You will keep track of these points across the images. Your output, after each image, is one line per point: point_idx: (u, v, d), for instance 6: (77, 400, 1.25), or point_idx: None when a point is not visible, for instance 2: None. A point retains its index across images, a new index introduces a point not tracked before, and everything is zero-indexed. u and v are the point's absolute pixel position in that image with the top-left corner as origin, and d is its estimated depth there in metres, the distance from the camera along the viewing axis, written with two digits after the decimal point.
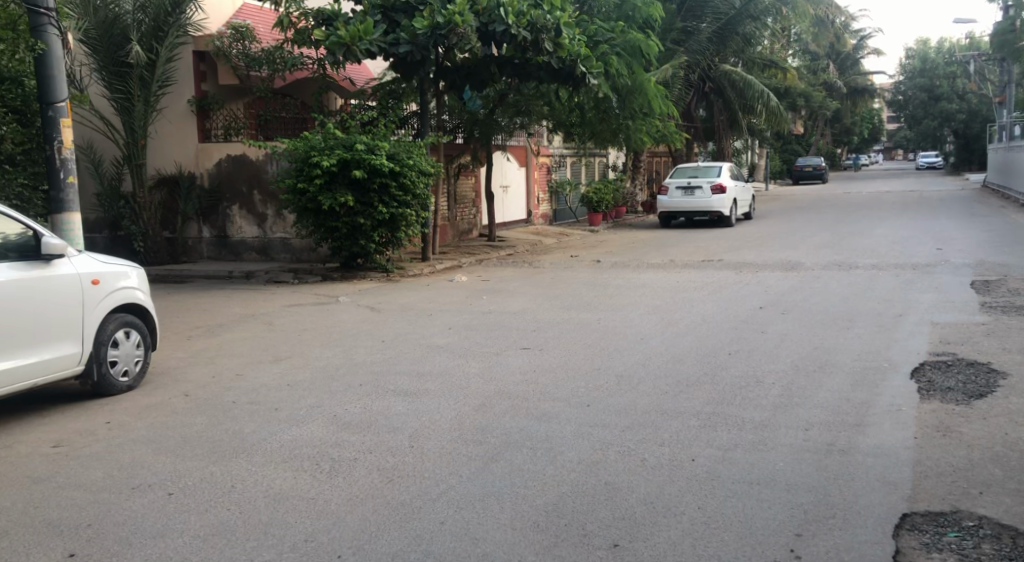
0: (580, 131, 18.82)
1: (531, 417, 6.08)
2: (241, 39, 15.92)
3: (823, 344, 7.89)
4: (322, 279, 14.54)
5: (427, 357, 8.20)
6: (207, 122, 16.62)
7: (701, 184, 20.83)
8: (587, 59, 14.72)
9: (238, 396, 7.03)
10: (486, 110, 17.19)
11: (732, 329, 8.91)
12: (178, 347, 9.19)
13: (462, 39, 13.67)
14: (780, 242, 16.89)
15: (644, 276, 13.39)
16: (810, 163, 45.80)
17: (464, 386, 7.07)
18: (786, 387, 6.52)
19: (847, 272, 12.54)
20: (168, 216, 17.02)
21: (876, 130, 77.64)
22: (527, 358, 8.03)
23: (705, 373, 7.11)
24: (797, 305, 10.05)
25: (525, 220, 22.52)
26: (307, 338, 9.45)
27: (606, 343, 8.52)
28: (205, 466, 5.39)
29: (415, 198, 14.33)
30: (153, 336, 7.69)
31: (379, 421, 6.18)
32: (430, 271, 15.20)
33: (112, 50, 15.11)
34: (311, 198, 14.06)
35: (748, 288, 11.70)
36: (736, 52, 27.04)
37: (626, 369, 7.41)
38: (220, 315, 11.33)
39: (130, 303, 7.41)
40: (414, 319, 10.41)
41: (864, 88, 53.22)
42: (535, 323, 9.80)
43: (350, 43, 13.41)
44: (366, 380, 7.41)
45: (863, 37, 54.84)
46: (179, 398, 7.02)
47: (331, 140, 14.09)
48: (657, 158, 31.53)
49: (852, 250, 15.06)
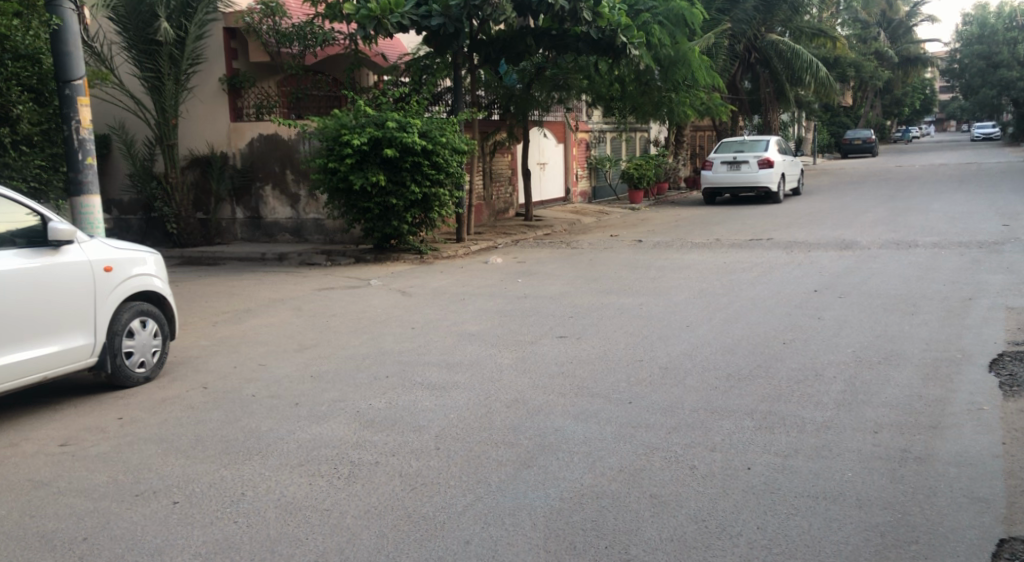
0: (621, 105, 18.14)
1: (569, 417, 5.59)
2: (271, 14, 15.53)
3: (888, 332, 7.29)
4: (355, 262, 14.16)
5: (459, 346, 7.75)
6: (239, 100, 16.27)
7: (747, 158, 20.04)
8: (628, 29, 14.09)
9: (258, 388, 6.64)
10: (522, 86, 16.63)
11: (785, 314, 8.33)
12: (202, 335, 8.84)
13: (497, 10, 13.24)
14: (831, 220, 16.13)
15: (689, 256, 12.78)
16: (860, 136, 44.42)
17: (496, 380, 6.62)
18: (848, 382, 5.96)
19: (907, 251, 11.83)
20: (201, 197, 16.77)
21: (929, 101, 75.32)
22: (565, 348, 7.53)
23: (758, 364, 6.59)
24: (855, 288, 9.40)
25: (563, 198, 21.95)
26: (335, 324, 9.06)
27: (650, 332, 7.99)
28: (215, 470, 4.97)
29: (449, 177, 13.88)
30: (171, 324, 7.32)
31: (404, 419, 5.75)
32: (465, 253, 14.74)
33: (142, 27, 14.78)
34: (342, 177, 13.63)
35: (800, 269, 11.05)
36: (783, 21, 26.05)
37: (671, 361, 6.86)
38: (248, 299, 10.98)
39: (146, 290, 7.03)
40: (447, 304, 9.96)
41: (917, 57, 51.44)
42: (574, 309, 9.29)
43: (381, 16, 12.92)
44: (394, 371, 6.98)
45: (916, 4, 52.98)
46: (196, 391, 6.64)
47: (362, 118, 13.67)
48: (700, 132, 30.64)
49: (909, 227, 14.28)
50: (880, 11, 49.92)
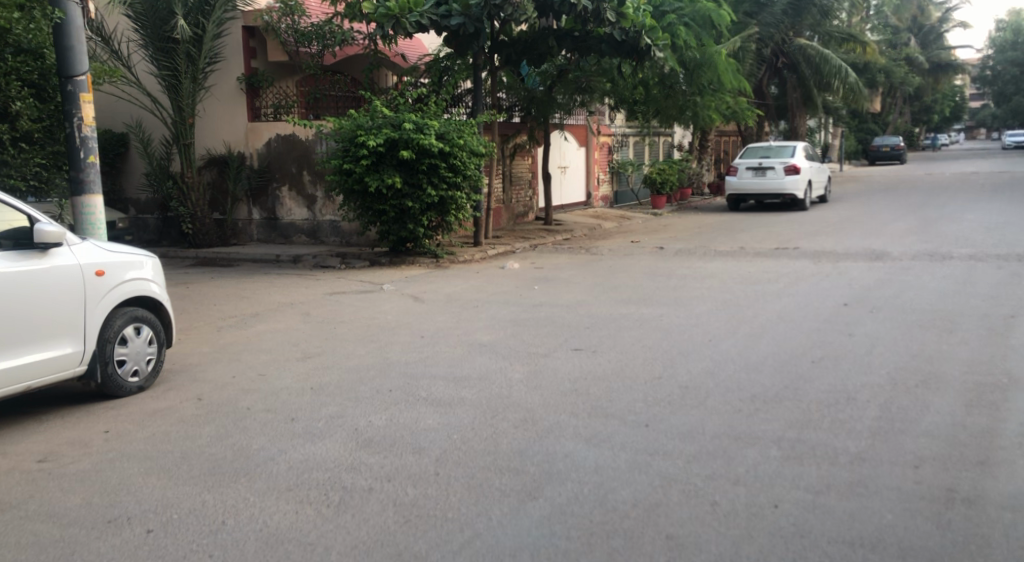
0: (645, 108, 17.69)
1: (581, 442, 5.22)
2: (289, 12, 15.24)
3: (922, 354, 6.89)
4: (369, 265, 13.86)
5: (469, 358, 7.39)
6: (256, 100, 16.02)
7: (774, 164, 19.53)
8: (653, 30, 13.62)
9: (255, 401, 6.30)
10: (544, 88, 16.27)
11: (815, 330, 7.94)
12: (204, 340, 8.52)
13: (518, 10, 13.06)
14: (861, 228, 15.65)
15: (712, 265, 12.37)
16: (889, 143, 43.64)
17: (505, 396, 6.26)
18: (884, 408, 5.59)
19: (941, 263, 11.36)
20: (217, 198, 16.54)
21: (960, 108, 74.13)
22: (579, 362, 7.16)
23: (785, 386, 6.21)
24: (888, 303, 8.98)
25: (584, 203, 21.55)
26: (342, 331, 8.73)
27: (670, 346, 7.58)
28: (197, 494, 4.62)
29: (466, 180, 13.57)
30: (168, 331, 6.96)
31: (405, 438, 5.41)
32: (482, 257, 14.39)
33: (157, 24, 14.56)
34: (357, 179, 13.32)
35: (829, 280, 10.62)
36: (813, 24, 25.54)
37: (692, 380, 6.46)
38: (256, 303, 10.68)
39: (142, 296, 6.66)
40: (459, 311, 9.61)
41: (948, 64, 50.58)
42: (590, 319, 8.90)
43: (399, 15, 12.62)
44: (398, 384, 6.63)
45: (949, 8, 52.25)
46: (190, 403, 6.29)
47: (379, 119, 13.34)
48: (726, 136, 30.14)
49: (943, 237, 13.78)
50: (911, 15, 49.12)
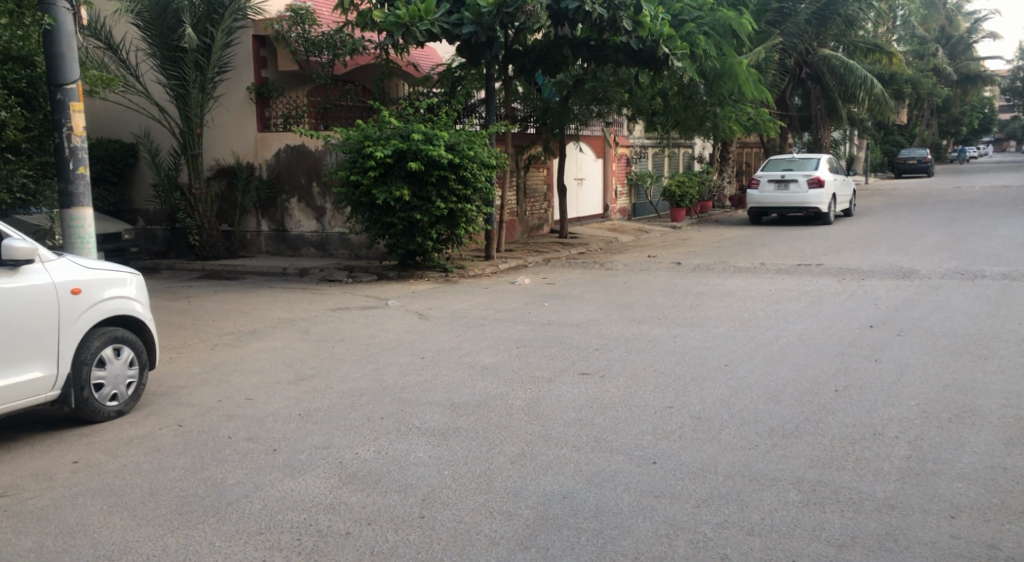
0: (663, 119, 17.26)
1: (582, 482, 4.77)
2: (300, 21, 14.95)
3: (955, 385, 6.43)
4: (377, 279, 13.51)
5: (469, 382, 6.98)
6: (266, 110, 15.72)
7: (797, 177, 19.01)
8: (671, 39, 13.18)
9: (237, 428, 5.89)
10: (560, 98, 15.88)
11: (838, 355, 7.48)
12: (194, 359, 8.15)
13: (531, 17, 12.48)
14: (886, 244, 15.13)
15: (730, 282, 11.90)
16: (915, 155, 42.93)
17: (505, 426, 5.84)
18: (914, 445, 5.16)
19: (971, 283, 10.85)
20: (226, 209, 16.28)
21: (987, 120, 73.08)
22: (587, 388, 6.72)
23: (807, 419, 5.76)
24: (916, 326, 8.51)
25: (601, 215, 21.11)
26: (340, 351, 8.35)
27: (684, 371, 7.14)
28: (160, 537, 4.23)
29: (477, 192, 13.20)
30: (151, 352, 6.55)
31: (393, 473, 5.01)
32: (493, 272, 14.00)
33: (165, 33, 14.36)
34: (365, 191, 12.97)
35: (854, 299, 10.14)
36: (837, 35, 25.04)
37: (705, 411, 6.00)
38: (256, 319, 10.33)
39: (124, 315, 6.26)
40: (464, 330, 9.21)
41: (976, 75, 49.75)
42: (601, 339, 8.46)
43: (409, 24, 12.27)
44: (391, 411, 6.21)
45: (978, 20, 51.63)
46: (169, 429, 5.89)
47: (388, 129, 13.01)
48: (747, 148, 29.61)
49: (973, 254, 13.25)
50: (938, 26, 48.40)
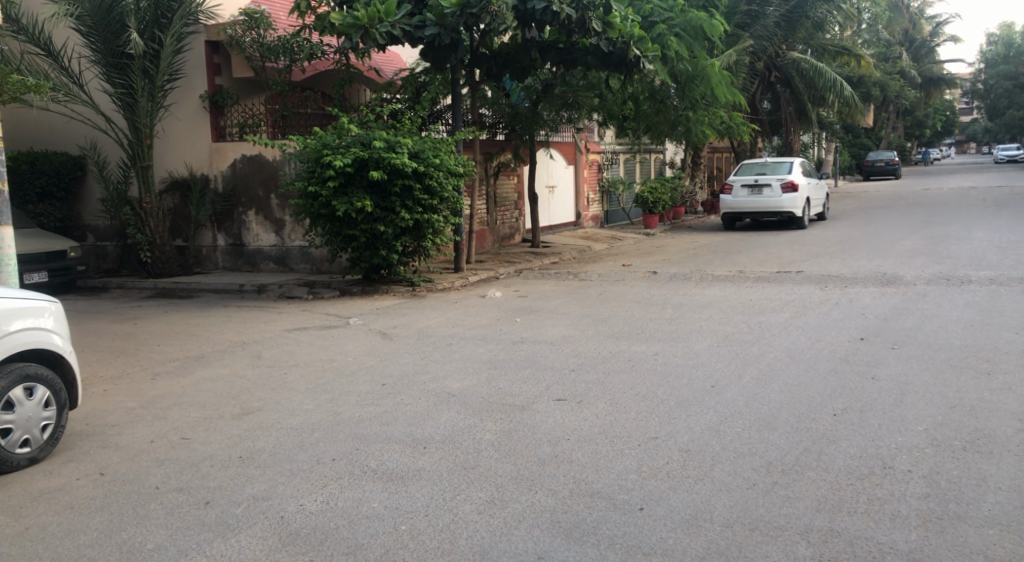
0: (634, 125, 16.74)
1: (560, 537, 4.17)
2: (254, 26, 14.22)
3: (963, 406, 5.88)
4: (339, 295, 12.80)
5: (433, 413, 6.32)
6: (221, 119, 14.95)
7: (770, 182, 18.55)
8: (642, 40, 12.62)
9: (167, 476, 5.18)
10: (529, 103, 15.28)
11: (832, 373, 6.92)
12: (131, 392, 7.40)
13: (497, 18, 11.81)
14: (865, 249, 14.70)
15: (710, 292, 11.36)
16: (884, 158, 42.86)
17: (473, 464, 5.20)
18: (931, 481, 4.59)
19: (957, 289, 10.38)
20: (180, 223, 15.46)
21: (951, 123, 73.81)
22: (563, 416, 6.10)
23: (809, 451, 5.16)
24: (910, 338, 8.00)
25: (573, 223, 20.57)
26: (294, 378, 7.65)
27: (667, 394, 6.54)
28: None
29: (443, 202, 12.56)
30: (71, 390, 5.84)
31: (341, 530, 4.35)
32: (462, 284, 13.34)
33: (110, 38, 13.51)
34: (324, 203, 12.27)
35: (840, 309, 9.63)
36: (806, 38, 24.69)
37: (695, 442, 5.40)
38: (205, 342, 9.60)
39: (35, 349, 5.55)
40: (430, 351, 8.56)
41: (940, 78, 49.87)
42: (577, 359, 7.84)
43: (368, 26, 11.60)
44: (346, 450, 5.54)
45: (940, 23, 51.94)
46: (88, 479, 5.16)
47: (347, 137, 12.32)
48: (718, 153, 29.30)
49: (955, 258, 12.83)
50: (902, 29, 48.51)
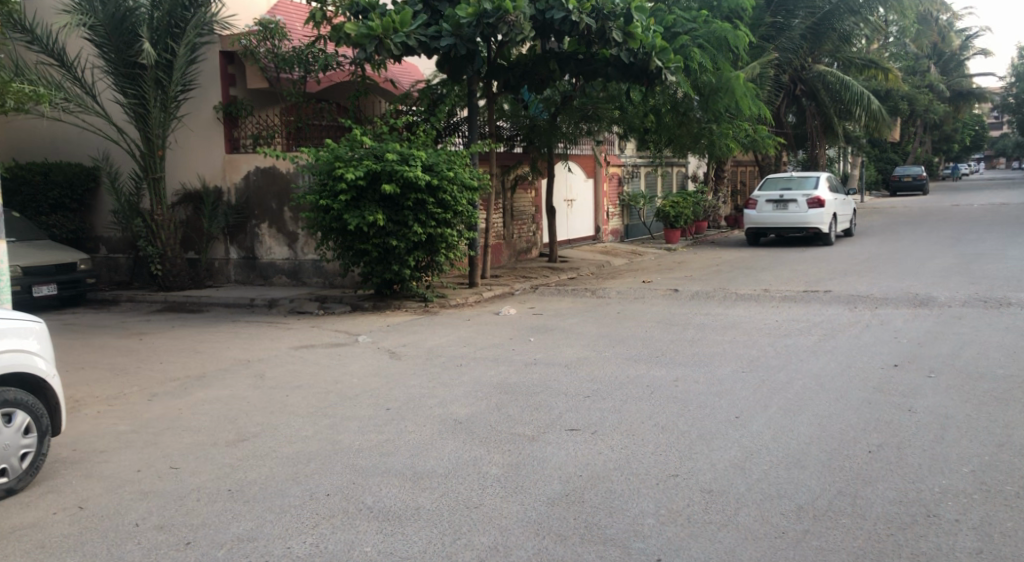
0: (656, 137, 16.32)
1: None
2: (268, 36, 13.95)
3: (1011, 445, 5.41)
4: (350, 310, 12.47)
5: (437, 442, 5.93)
6: (235, 130, 14.68)
7: (795, 197, 18.07)
8: (664, 51, 12.14)
9: (149, 511, 4.84)
10: (547, 116, 14.91)
11: (865, 403, 6.46)
12: (125, 414, 7.08)
13: (514, 28, 11.42)
14: (895, 267, 14.18)
15: (733, 311, 10.94)
16: (910, 174, 42.15)
17: (477, 503, 4.81)
18: (982, 535, 4.15)
19: (994, 312, 9.87)
20: (192, 235, 15.21)
21: (980, 137, 72.75)
22: (576, 449, 5.69)
23: (844, 493, 4.73)
24: (948, 365, 7.52)
25: (592, 237, 20.18)
26: (297, 400, 7.30)
27: (689, 425, 6.11)
28: None
29: (458, 216, 12.19)
30: (54, 415, 5.51)
31: None
32: (476, 300, 12.97)
33: (122, 48, 13.27)
34: (335, 217, 11.94)
35: (871, 331, 9.16)
36: (832, 50, 24.21)
37: (718, 481, 4.98)
38: (209, 360, 9.28)
39: (16, 374, 5.22)
40: (439, 372, 8.18)
41: (969, 92, 49.04)
42: (593, 384, 7.43)
43: (382, 36, 11.26)
44: (342, 484, 5.18)
45: (970, 37, 51.13)
46: (65, 514, 4.83)
47: (360, 149, 11.99)
48: (742, 167, 28.82)
49: (989, 279, 12.30)
50: (930, 43, 47.81)
